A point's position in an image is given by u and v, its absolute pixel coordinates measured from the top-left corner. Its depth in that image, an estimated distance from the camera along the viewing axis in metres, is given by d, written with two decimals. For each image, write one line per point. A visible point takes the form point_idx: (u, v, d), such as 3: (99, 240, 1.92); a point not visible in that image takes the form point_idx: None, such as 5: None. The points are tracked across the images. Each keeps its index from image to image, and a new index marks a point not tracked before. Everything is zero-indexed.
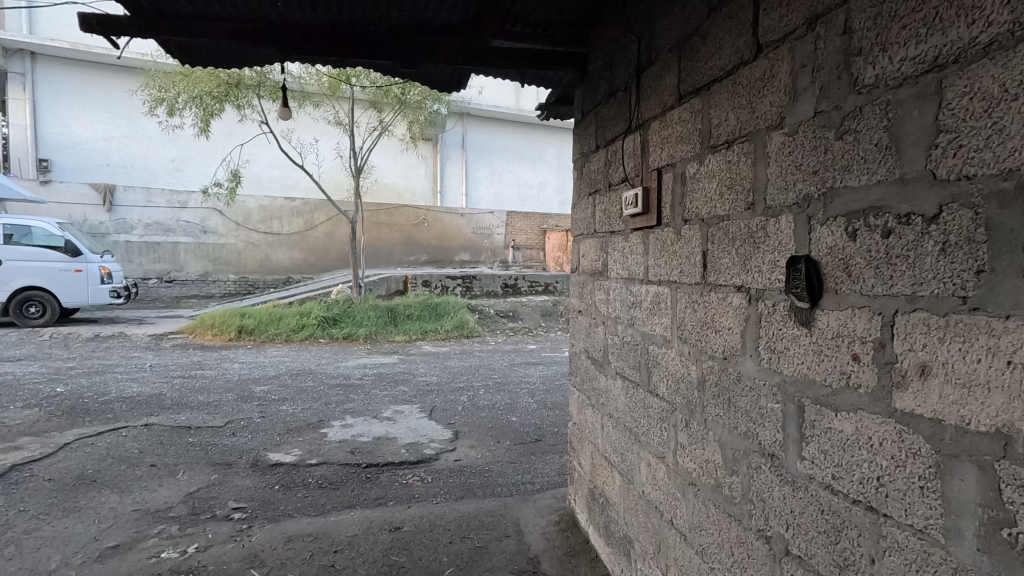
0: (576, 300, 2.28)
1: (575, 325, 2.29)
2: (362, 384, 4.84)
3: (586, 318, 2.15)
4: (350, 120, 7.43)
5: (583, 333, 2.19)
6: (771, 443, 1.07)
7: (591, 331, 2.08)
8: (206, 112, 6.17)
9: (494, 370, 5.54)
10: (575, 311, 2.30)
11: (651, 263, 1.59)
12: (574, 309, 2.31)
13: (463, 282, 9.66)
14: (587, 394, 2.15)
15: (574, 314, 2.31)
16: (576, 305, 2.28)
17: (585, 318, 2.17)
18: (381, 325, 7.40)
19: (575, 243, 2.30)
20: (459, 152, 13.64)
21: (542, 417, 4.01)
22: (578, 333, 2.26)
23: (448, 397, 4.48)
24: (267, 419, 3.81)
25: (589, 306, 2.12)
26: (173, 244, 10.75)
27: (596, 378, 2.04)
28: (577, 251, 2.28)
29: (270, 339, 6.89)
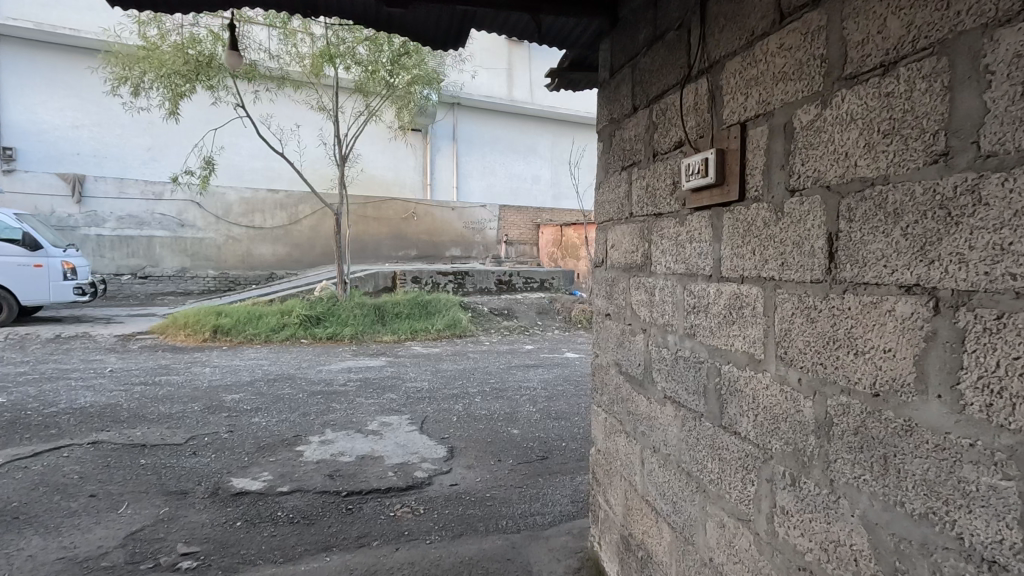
0: (602, 303, 1.87)
1: (600, 331, 1.88)
2: (346, 391, 4.38)
3: (616, 324, 1.74)
4: (334, 105, 6.92)
5: (612, 341, 1.78)
6: (991, 545, 0.65)
7: (626, 340, 1.67)
8: (174, 94, 5.67)
9: (490, 374, 5.10)
10: (599, 315, 1.89)
11: (726, 253, 1.17)
12: (598, 312, 1.90)
13: (455, 278, 9.21)
14: (618, 417, 1.73)
15: (598, 317, 1.90)
16: (601, 307, 1.87)
17: (614, 324, 1.76)
18: (368, 325, 6.95)
19: (601, 231, 1.87)
20: (449, 144, 13.15)
21: (546, 429, 3.59)
22: (604, 341, 1.84)
23: (442, 407, 4.04)
24: (236, 434, 3.35)
25: (621, 309, 1.71)
26: (148, 238, 10.22)
27: (632, 400, 1.63)
28: (604, 240, 1.85)
29: (249, 339, 6.42)
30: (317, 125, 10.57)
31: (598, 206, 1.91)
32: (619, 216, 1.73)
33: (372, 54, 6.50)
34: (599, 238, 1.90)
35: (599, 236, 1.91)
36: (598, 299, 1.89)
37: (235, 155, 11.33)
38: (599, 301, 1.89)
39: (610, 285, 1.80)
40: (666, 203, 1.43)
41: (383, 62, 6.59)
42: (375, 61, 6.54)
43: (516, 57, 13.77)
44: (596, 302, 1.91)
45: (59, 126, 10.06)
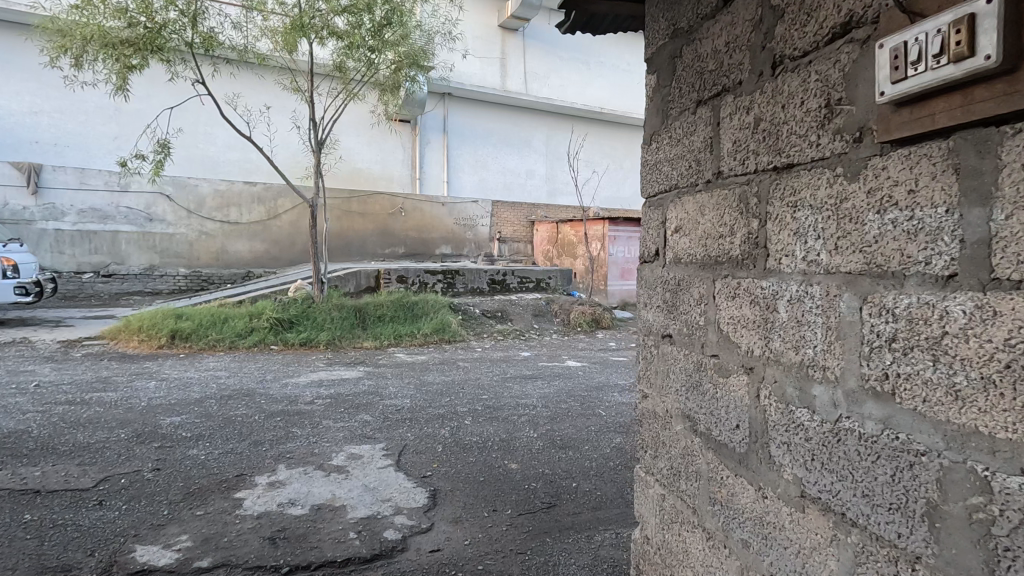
0: (656, 323, 1.36)
1: (649, 362, 1.38)
2: (312, 412, 3.70)
3: (681, 356, 1.25)
4: (310, 86, 6.22)
5: (670, 379, 1.29)
6: None
7: (703, 381, 1.18)
8: (120, 66, 4.97)
9: (482, 388, 4.44)
10: (647, 337, 1.40)
11: (1011, 222, 0.65)
12: (645, 334, 1.41)
13: (445, 278, 8.53)
14: (687, 494, 1.23)
15: (647, 342, 1.40)
16: (654, 329, 1.36)
17: (679, 355, 1.25)
18: (346, 329, 6.26)
19: (659, 210, 1.35)
20: (439, 136, 12.41)
21: (551, 463, 2.95)
22: (662, 380, 1.33)
23: (424, 432, 3.38)
24: (163, 473, 2.66)
25: (693, 334, 1.21)
26: (113, 232, 9.49)
27: (719, 475, 1.13)
28: (661, 221, 1.34)
29: (211, 346, 5.70)
30: (288, 107, 9.79)
31: (651, 170, 1.39)
32: (695, 177, 1.21)
33: (351, 25, 5.84)
34: (651, 218, 1.40)
35: (648, 213, 1.42)
36: (648, 314, 1.39)
37: (189, 137, 10.20)
38: (648, 320, 1.39)
39: (670, 298, 1.29)
40: (807, 146, 0.92)
41: (362, 33, 5.93)
42: (355, 32, 5.86)
43: (510, 47, 13.14)
44: (644, 324, 1.41)
45: (11, 110, 9.16)
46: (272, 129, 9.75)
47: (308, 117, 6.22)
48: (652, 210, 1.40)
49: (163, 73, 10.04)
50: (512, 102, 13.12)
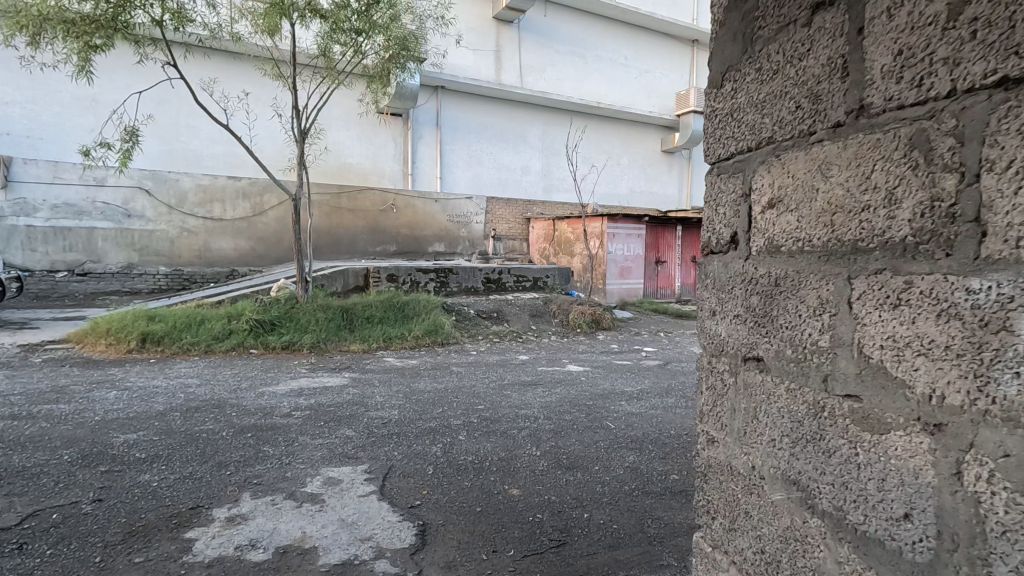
0: (732, 342, 1.12)
1: (705, 399, 1.23)
2: (288, 427, 3.30)
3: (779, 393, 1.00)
4: (293, 71, 5.83)
5: (758, 424, 1.05)
6: None
7: (821, 433, 0.91)
8: (80, 45, 4.56)
9: (477, 397, 4.06)
10: (710, 365, 1.21)
11: None
12: (707, 359, 1.22)
13: (437, 276, 8.12)
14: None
15: (708, 371, 1.22)
16: (731, 352, 1.13)
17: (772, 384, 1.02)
18: (333, 331, 5.88)
19: (732, 182, 1.16)
20: (432, 130, 12.01)
21: (559, 489, 2.58)
22: (732, 424, 1.13)
23: (412, 451, 3.00)
24: (105, 506, 2.27)
25: (807, 366, 0.94)
26: (89, 228, 9.03)
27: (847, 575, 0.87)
28: (737, 198, 1.14)
29: (185, 350, 5.28)
30: (268, 91, 9.38)
31: (729, 120, 1.17)
32: (813, 117, 0.96)
33: (335, 4, 5.49)
34: (727, 184, 1.17)
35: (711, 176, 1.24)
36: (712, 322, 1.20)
37: (167, 125, 9.81)
38: (709, 341, 1.21)
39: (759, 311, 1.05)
40: None
41: (348, 14, 5.58)
42: (340, 9, 5.50)
43: (505, 40, 12.74)
44: (703, 345, 1.23)
45: None
46: (251, 119, 9.33)
47: (292, 105, 5.82)
48: (731, 176, 1.16)
49: (129, 55, 9.54)
50: (507, 96, 12.74)
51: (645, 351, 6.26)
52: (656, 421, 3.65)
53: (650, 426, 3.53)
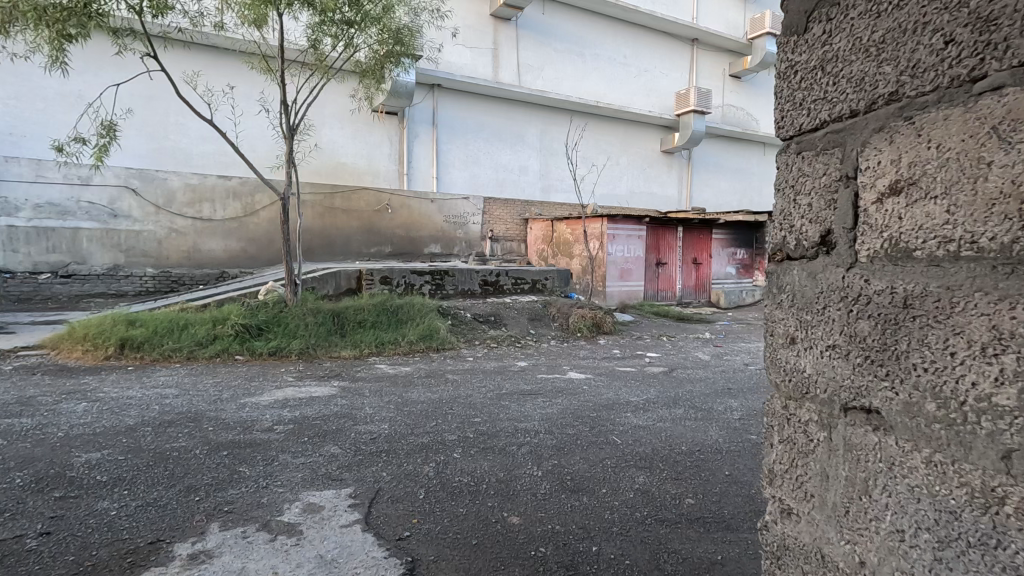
0: (821, 382, 1.06)
1: (772, 436, 1.22)
2: (269, 443, 3.04)
3: (903, 461, 0.89)
4: (281, 64, 5.57)
5: (863, 503, 0.96)
6: None
7: (966, 511, 0.79)
8: (52, 33, 4.29)
9: (474, 409, 3.81)
10: (783, 408, 1.18)
11: None
12: (780, 401, 1.19)
13: (433, 279, 7.87)
14: None
15: (781, 412, 1.19)
16: (818, 396, 1.07)
17: (891, 445, 0.91)
18: (323, 336, 5.64)
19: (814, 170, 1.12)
20: (428, 129, 11.77)
21: (562, 517, 2.33)
22: (820, 492, 1.07)
23: (403, 471, 2.75)
24: (53, 540, 2.01)
25: (964, 432, 0.80)
26: (73, 229, 8.75)
27: None
28: (831, 186, 1.08)
29: (166, 357, 5.02)
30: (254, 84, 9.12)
31: (817, 77, 1.10)
32: (978, 54, 0.80)
33: None
34: (816, 166, 1.11)
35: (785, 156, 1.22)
36: (785, 349, 1.16)
37: (155, 121, 9.45)
38: (781, 385, 1.19)
39: (863, 358, 0.96)
40: None
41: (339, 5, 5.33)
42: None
43: (503, 37, 12.51)
44: (772, 379, 1.21)
45: None
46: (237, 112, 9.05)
47: (280, 99, 5.55)
48: (823, 153, 1.10)
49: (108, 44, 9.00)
50: (505, 94, 12.50)
51: (649, 357, 6.03)
52: (665, 435, 3.40)
53: (659, 442, 3.27)
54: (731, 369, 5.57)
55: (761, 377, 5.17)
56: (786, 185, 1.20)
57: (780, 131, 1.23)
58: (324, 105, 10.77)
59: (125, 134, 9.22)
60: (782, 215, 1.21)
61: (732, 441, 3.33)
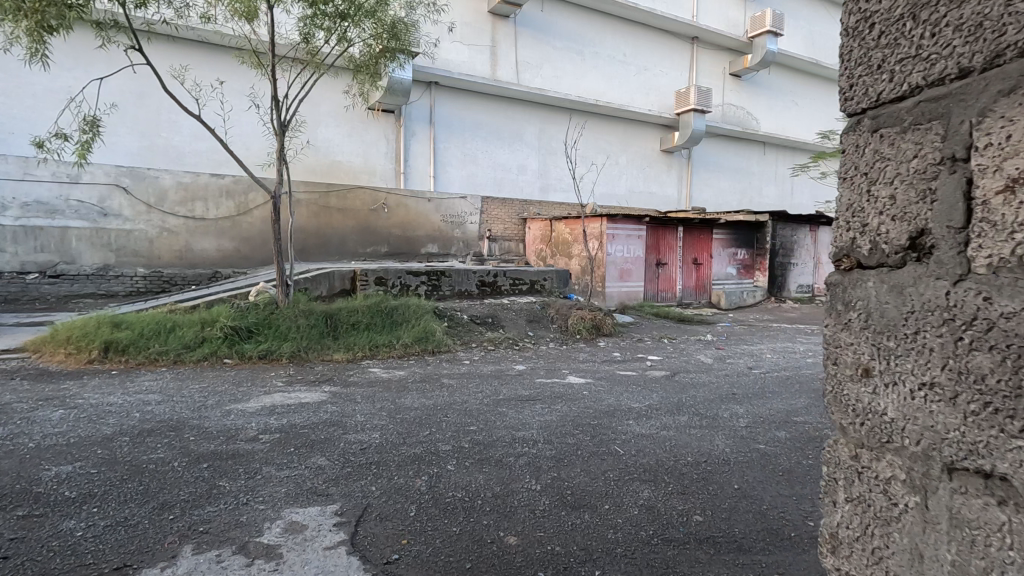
0: (911, 431, 0.95)
1: (836, 493, 1.14)
2: (251, 455, 2.88)
3: None
4: (272, 59, 5.41)
5: None
6: None
7: None
8: (32, 26, 4.12)
9: (470, 416, 3.66)
10: (851, 459, 1.10)
11: None
12: (848, 450, 1.11)
13: (429, 279, 7.72)
14: None
15: (849, 464, 1.10)
16: (909, 450, 0.96)
17: (1019, 524, 0.78)
18: (315, 338, 5.48)
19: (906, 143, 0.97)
20: (425, 128, 11.61)
21: (563, 538, 2.17)
22: (908, 570, 0.97)
23: (393, 485, 2.60)
24: (7, 567, 1.84)
25: None
26: (62, 228, 8.56)
27: None
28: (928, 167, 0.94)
29: (152, 360, 4.86)
30: (244, 79, 8.96)
31: (908, 27, 0.98)
32: None
33: None
34: (901, 145, 0.99)
35: (854, 135, 1.10)
36: (856, 384, 1.07)
37: (146, 118, 9.28)
38: (849, 429, 1.10)
39: (981, 407, 0.83)
40: None
41: None
42: None
43: (501, 34, 12.35)
44: (837, 420, 1.13)
45: None
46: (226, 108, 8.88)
47: (271, 95, 5.39)
48: (913, 128, 0.96)
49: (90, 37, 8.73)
50: (503, 92, 12.35)
51: (650, 360, 5.88)
52: (669, 444, 3.25)
53: (663, 452, 3.13)
54: (735, 373, 5.43)
55: (766, 381, 5.03)
56: (858, 170, 1.08)
57: (852, 102, 1.12)
58: (318, 102, 10.62)
59: (117, 132, 9.07)
60: (863, 201, 1.08)
61: (739, 451, 3.18)
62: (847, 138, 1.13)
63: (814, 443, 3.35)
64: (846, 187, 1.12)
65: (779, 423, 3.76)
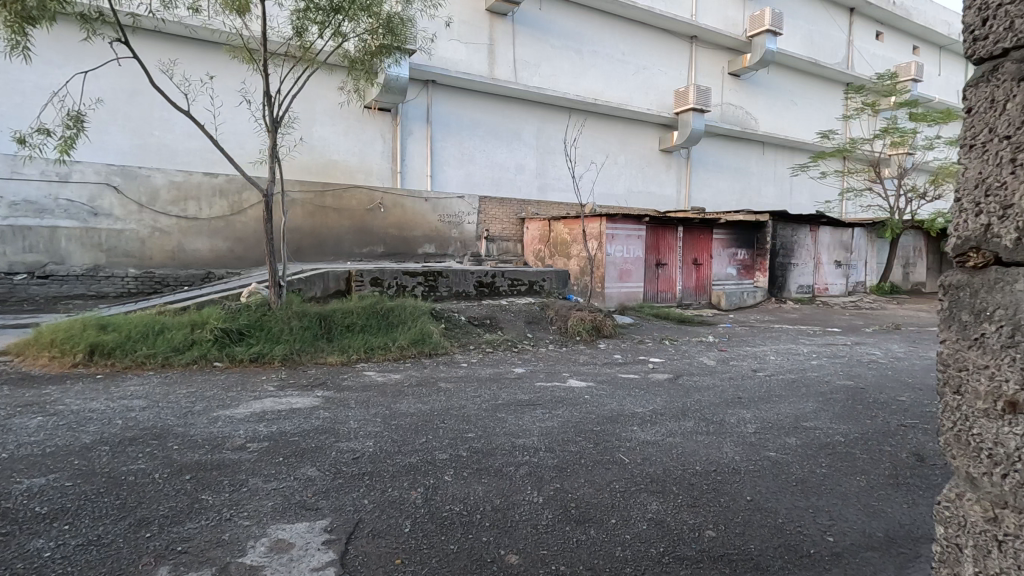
0: None
1: (963, 562, 1.18)
2: (238, 465, 2.72)
3: None
4: (264, 53, 5.26)
5: None
6: None
7: None
8: (14, 17, 3.97)
9: (468, 422, 3.51)
10: (988, 523, 1.12)
11: None
12: (981, 510, 1.13)
13: (426, 280, 7.58)
14: None
15: (985, 528, 1.12)
16: None
17: None
18: (308, 340, 5.33)
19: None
20: (422, 126, 11.47)
21: (568, 558, 2.02)
22: None
23: (387, 498, 2.45)
24: None
25: None
26: (51, 228, 8.35)
27: None
28: None
29: (139, 364, 4.70)
30: (235, 75, 8.83)
31: None
32: None
33: None
34: None
35: (989, 87, 1.14)
36: (993, 423, 1.10)
37: (138, 115, 9.19)
38: (983, 483, 1.13)
39: None
40: None
41: None
42: None
43: (498, 32, 12.22)
44: (967, 471, 1.17)
45: None
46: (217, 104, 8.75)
47: (262, 91, 5.24)
48: None
49: (74, 31, 8.56)
50: (501, 91, 12.22)
51: (652, 362, 5.76)
52: (676, 452, 3.12)
53: (670, 460, 2.99)
54: (739, 376, 5.30)
55: (772, 385, 4.90)
56: (994, 135, 1.12)
57: (987, 42, 1.14)
58: (313, 99, 10.47)
59: (109, 130, 8.98)
60: (992, 157, 1.12)
61: (749, 459, 3.04)
62: (979, 88, 1.16)
63: (826, 451, 3.21)
64: (975, 150, 1.16)
65: (788, 428, 3.62)
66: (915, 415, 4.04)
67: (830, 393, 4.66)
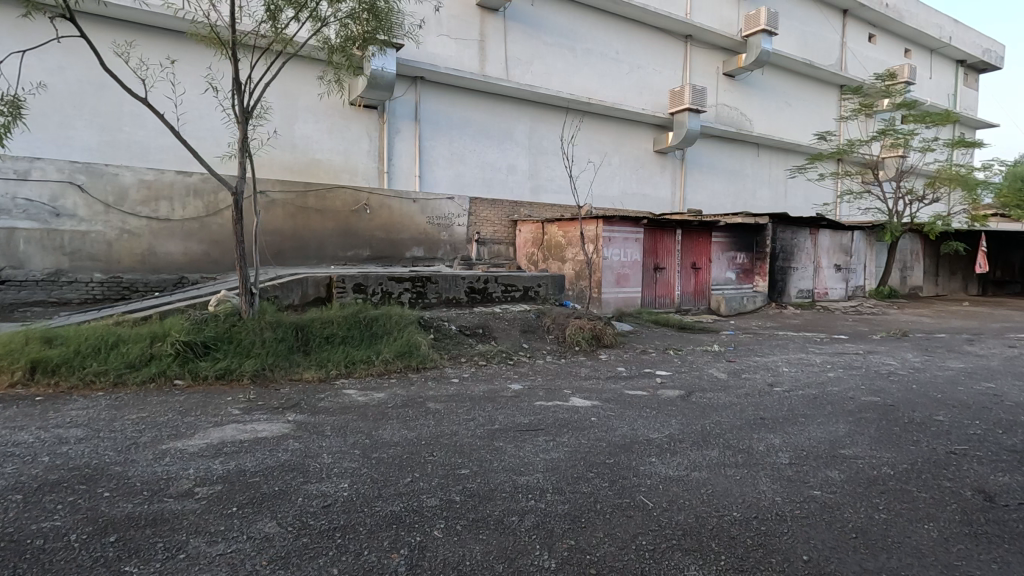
0: None
1: None
2: (178, 520, 2.20)
3: None
4: (232, 36, 4.70)
5: None
6: None
7: None
8: None
9: (461, 455, 3.03)
10: None
11: None
12: None
13: (414, 286, 7.07)
14: None
15: None
16: None
17: None
18: (283, 354, 4.82)
19: None
20: (410, 124, 10.98)
21: None
22: None
23: (361, 566, 1.95)
24: None
25: None
26: (7, 229, 7.72)
27: None
28: None
29: (88, 384, 4.16)
30: (197, 59, 8.31)
31: None
32: None
33: None
34: None
35: None
36: None
37: (105, 110, 8.64)
38: None
39: None
40: None
41: None
42: None
43: (490, 29, 11.77)
44: None
45: None
46: (178, 91, 8.20)
47: (231, 79, 4.69)
48: None
49: (12, 8, 7.86)
50: (492, 89, 11.75)
51: (659, 376, 5.31)
52: (706, 492, 2.67)
53: (703, 505, 2.52)
54: (756, 392, 4.84)
55: (794, 403, 4.45)
56: None
57: None
58: (295, 95, 9.94)
59: (73, 124, 8.40)
60: None
61: (793, 501, 2.58)
62: None
63: (877, 488, 2.76)
64: None
65: (826, 458, 3.18)
66: (960, 439, 3.61)
67: (859, 412, 4.23)
